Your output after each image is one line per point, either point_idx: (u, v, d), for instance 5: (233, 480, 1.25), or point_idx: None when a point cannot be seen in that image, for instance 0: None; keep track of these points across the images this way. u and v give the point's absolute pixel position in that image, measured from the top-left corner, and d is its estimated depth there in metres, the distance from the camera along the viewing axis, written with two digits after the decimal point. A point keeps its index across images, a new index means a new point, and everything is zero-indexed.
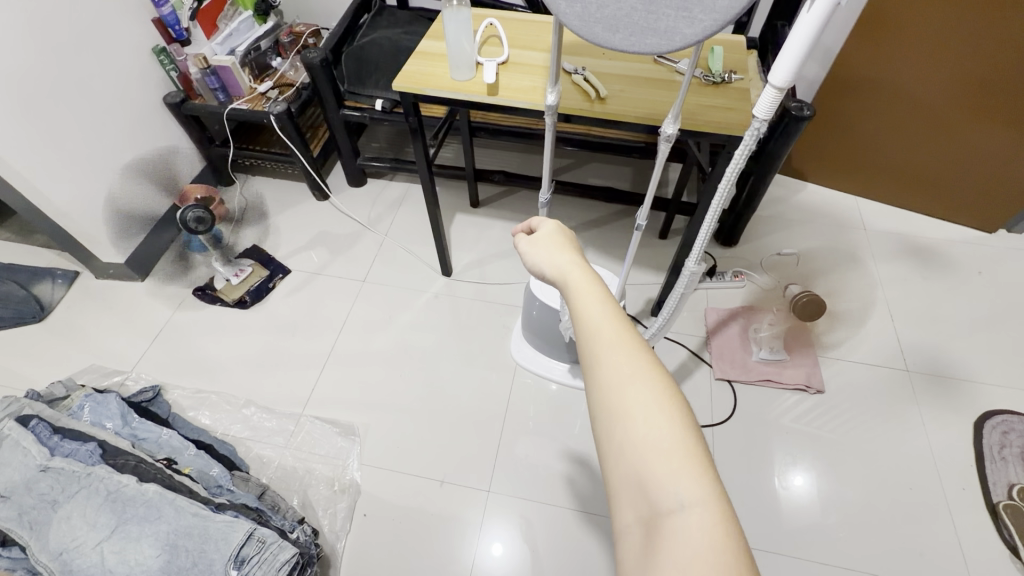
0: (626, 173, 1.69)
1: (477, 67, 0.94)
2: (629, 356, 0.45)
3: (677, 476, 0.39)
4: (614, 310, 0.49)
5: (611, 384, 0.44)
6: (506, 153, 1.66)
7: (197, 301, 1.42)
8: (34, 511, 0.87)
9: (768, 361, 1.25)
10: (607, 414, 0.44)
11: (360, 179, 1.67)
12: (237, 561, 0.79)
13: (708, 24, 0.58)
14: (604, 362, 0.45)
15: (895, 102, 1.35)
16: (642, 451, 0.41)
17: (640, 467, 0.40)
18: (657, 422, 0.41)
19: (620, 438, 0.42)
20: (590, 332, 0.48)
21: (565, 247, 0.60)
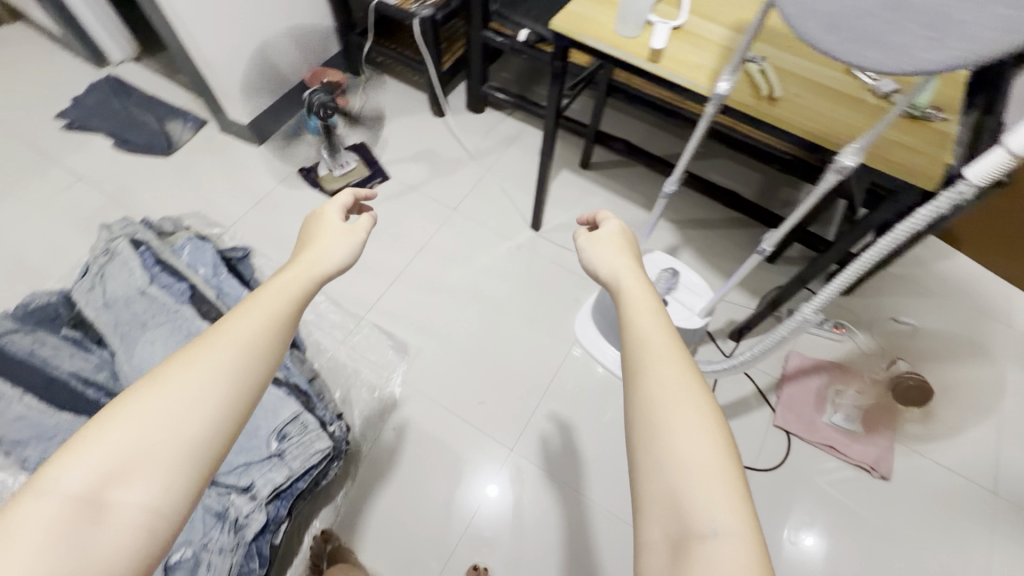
0: (753, 179, 1.54)
1: (646, 27, 0.85)
2: (677, 371, 0.44)
3: (714, 503, 0.38)
4: (665, 323, 0.48)
5: (654, 394, 0.43)
6: (633, 122, 1.55)
7: (299, 181, 1.48)
8: (131, 326, 1.01)
9: (840, 428, 1.15)
10: (645, 422, 0.43)
11: (479, 106, 1.63)
12: (279, 435, 0.84)
13: (956, 54, 0.47)
14: (652, 370, 0.44)
15: None
16: (679, 467, 0.40)
17: (675, 484, 0.39)
18: (701, 443, 0.41)
19: (660, 451, 0.41)
20: (641, 341, 0.47)
21: (629, 252, 0.59)
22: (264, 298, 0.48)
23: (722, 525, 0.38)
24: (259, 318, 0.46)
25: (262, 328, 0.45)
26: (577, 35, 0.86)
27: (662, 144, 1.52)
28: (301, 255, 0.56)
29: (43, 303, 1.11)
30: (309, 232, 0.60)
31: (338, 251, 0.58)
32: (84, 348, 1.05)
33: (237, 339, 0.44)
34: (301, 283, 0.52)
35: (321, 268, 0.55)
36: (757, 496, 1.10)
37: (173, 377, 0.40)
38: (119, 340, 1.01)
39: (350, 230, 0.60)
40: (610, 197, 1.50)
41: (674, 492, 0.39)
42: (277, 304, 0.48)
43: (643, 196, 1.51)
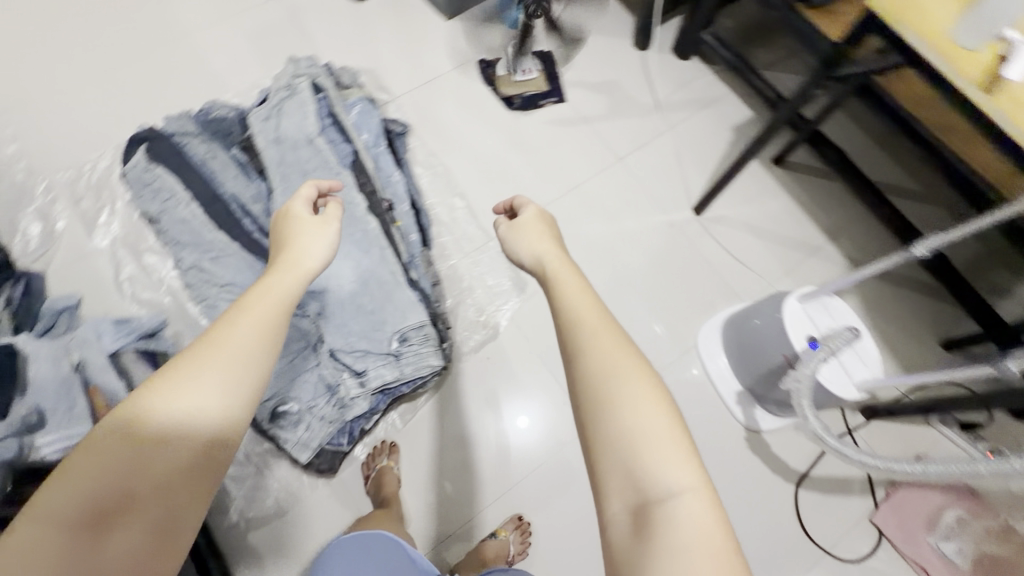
0: (969, 248, 1.29)
1: (994, 41, 0.66)
2: (616, 346, 0.52)
3: (667, 464, 0.45)
4: (595, 305, 0.56)
5: (596, 358, 0.51)
6: (855, 133, 1.32)
7: (475, 72, 1.40)
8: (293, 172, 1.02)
9: (943, 556, 1.01)
10: (591, 393, 0.49)
11: (687, 52, 1.43)
12: (400, 338, 0.85)
13: None
14: (589, 345, 0.51)
15: None
16: (630, 434, 0.46)
17: (624, 450, 0.46)
18: (641, 410, 0.47)
19: (610, 421, 0.47)
20: (572, 328, 0.54)
21: (543, 239, 0.70)
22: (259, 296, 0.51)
23: (676, 492, 0.44)
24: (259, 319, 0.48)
25: (264, 321, 0.48)
26: (896, 23, 0.68)
27: (880, 171, 1.28)
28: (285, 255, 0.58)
29: (221, 114, 1.13)
30: (287, 240, 0.62)
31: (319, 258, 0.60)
32: (246, 173, 1.04)
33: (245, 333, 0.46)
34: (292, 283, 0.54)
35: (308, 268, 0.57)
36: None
37: (186, 376, 0.42)
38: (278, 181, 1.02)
39: (325, 220, 0.63)
40: (791, 207, 1.31)
41: (628, 461, 0.45)
42: (268, 313, 0.49)
43: (829, 219, 1.31)
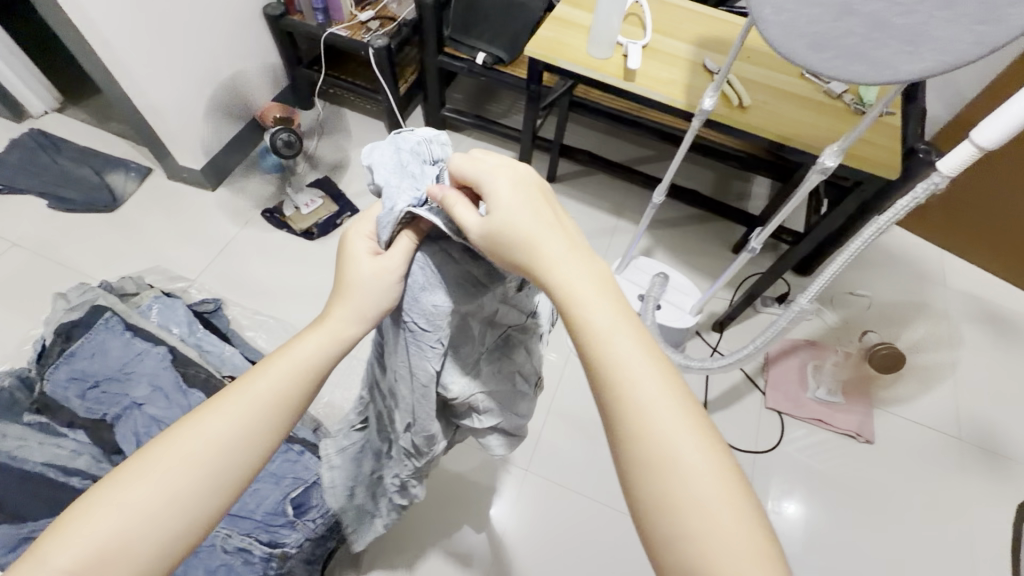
0: (706, 177, 1.61)
1: (616, 48, 0.90)
2: (648, 350, 0.41)
3: (692, 453, 0.37)
4: (617, 296, 0.43)
5: (626, 357, 0.40)
6: (590, 133, 1.63)
7: (264, 222, 1.43)
8: (435, 310, 0.50)
9: (824, 401, 1.24)
10: (617, 381, 0.39)
11: (439, 129, 1.64)
12: None
13: (931, 65, 0.52)
14: (619, 345, 0.40)
15: (1004, 163, 1.33)
16: (664, 438, 0.37)
17: (648, 456, 0.37)
18: (674, 414, 0.38)
19: (646, 420, 0.38)
20: (581, 315, 0.42)
21: (539, 207, 0.46)
22: (277, 354, 0.48)
23: (717, 535, 0.35)
24: (256, 395, 0.45)
25: (230, 420, 0.44)
26: (554, 58, 0.89)
27: (619, 150, 1.61)
28: (342, 279, 0.51)
29: None
30: (344, 251, 0.52)
31: (366, 277, 0.49)
32: (52, 432, 0.93)
33: (199, 440, 0.43)
34: (316, 346, 0.49)
35: (352, 312, 0.49)
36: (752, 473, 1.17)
37: (159, 449, 0.42)
38: (436, 332, 0.51)
39: (381, 269, 0.49)
40: (580, 207, 1.54)
41: (663, 479, 0.36)
42: (273, 390, 0.46)
43: (613, 200, 1.56)
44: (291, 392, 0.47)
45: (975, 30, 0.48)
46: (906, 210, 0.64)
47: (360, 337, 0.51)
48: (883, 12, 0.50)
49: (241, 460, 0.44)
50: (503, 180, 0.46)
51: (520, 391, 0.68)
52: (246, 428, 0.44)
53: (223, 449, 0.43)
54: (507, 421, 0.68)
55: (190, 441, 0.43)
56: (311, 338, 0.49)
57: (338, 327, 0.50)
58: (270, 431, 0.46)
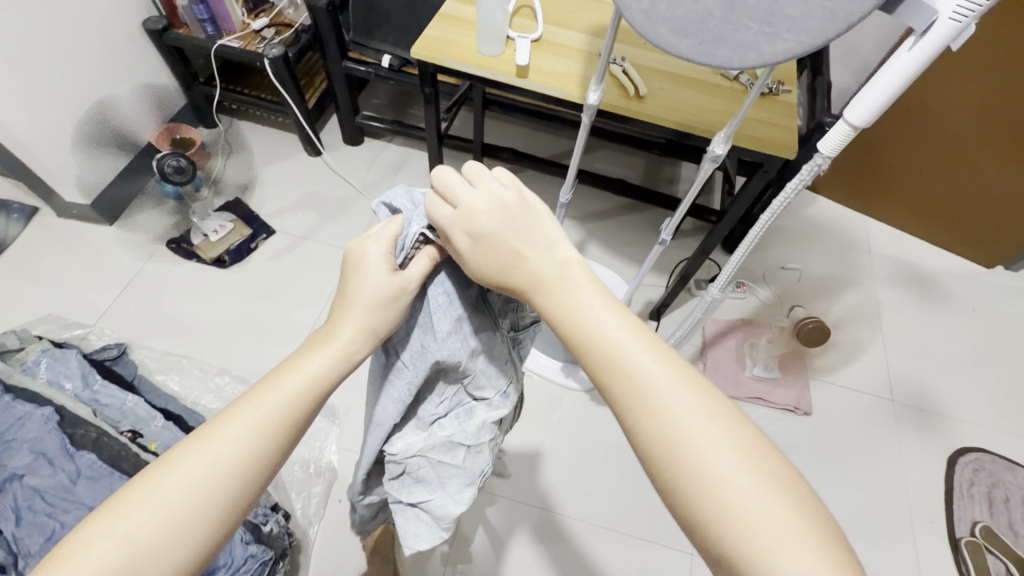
0: (634, 164, 1.60)
1: (507, 42, 0.86)
2: (649, 340, 0.42)
3: (713, 432, 0.38)
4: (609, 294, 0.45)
5: (629, 348, 0.41)
6: (514, 130, 1.60)
7: (169, 253, 1.33)
8: (420, 351, 0.57)
9: (761, 378, 1.25)
10: (625, 376, 0.40)
11: (357, 138, 1.57)
12: None
13: (792, 45, 0.50)
14: (618, 338, 0.41)
15: (911, 128, 1.38)
16: (682, 421, 0.38)
17: (670, 440, 0.38)
18: (688, 397, 0.39)
19: (661, 407, 0.39)
20: (578, 323, 0.43)
21: (525, 219, 0.47)
22: (291, 368, 0.48)
23: (752, 505, 0.35)
24: (267, 413, 0.45)
25: (234, 435, 0.43)
26: (441, 59, 0.85)
27: (545, 145, 1.59)
28: (349, 293, 0.51)
29: None
30: (352, 261, 0.53)
31: (377, 295, 0.51)
32: None
33: (202, 457, 0.42)
34: (324, 364, 0.49)
35: (359, 327, 0.50)
36: None
37: (168, 467, 0.42)
38: (409, 373, 0.58)
39: (400, 286, 0.51)
40: None
41: (687, 461, 0.37)
42: (284, 407, 0.45)
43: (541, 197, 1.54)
44: (300, 412, 0.46)
45: (825, 6, 0.46)
46: (794, 194, 0.63)
47: (366, 352, 0.51)
48: None
49: (253, 479, 0.44)
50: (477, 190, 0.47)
51: (457, 488, 0.66)
52: (257, 445, 0.44)
53: (234, 470, 0.43)
54: (435, 502, 0.66)
55: (197, 459, 0.42)
56: (318, 355, 0.49)
57: (346, 345, 0.50)
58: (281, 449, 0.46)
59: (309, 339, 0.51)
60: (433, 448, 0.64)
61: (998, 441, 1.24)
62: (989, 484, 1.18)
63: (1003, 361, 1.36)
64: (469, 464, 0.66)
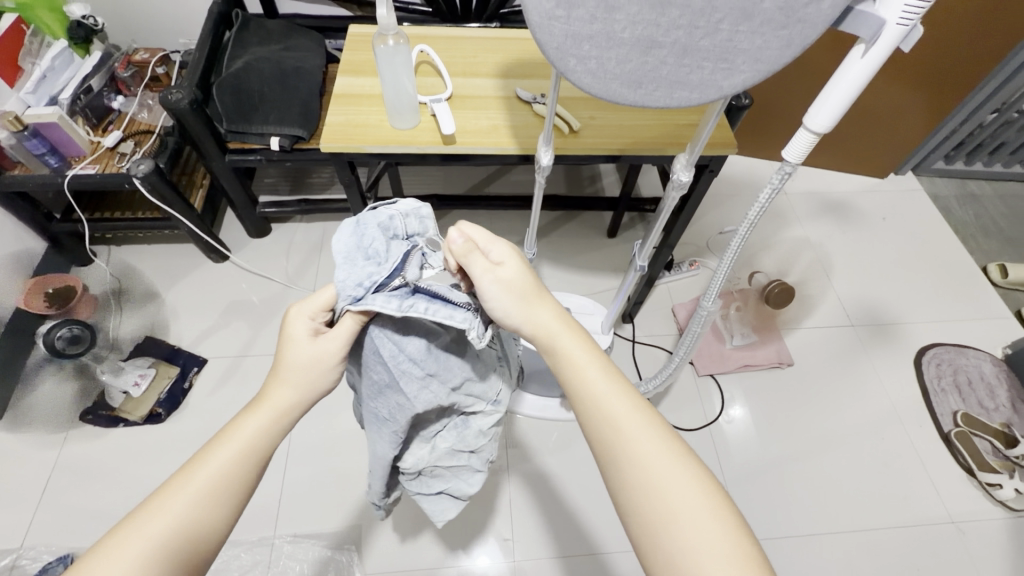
0: (555, 172, 1.59)
1: (421, 109, 0.79)
2: (624, 391, 0.48)
3: (686, 489, 0.43)
4: (593, 351, 0.51)
5: (608, 404, 0.47)
6: (429, 173, 1.54)
7: (88, 428, 1.13)
8: (399, 406, 0.57)
9: (740, 346, 1.30)
10: (600, 421, 0.47)
11: (263, 228, 1.43)
12: None
13: (749, 75, 0.49)
14: (602, 394, 0.48)
15: (803, 70, 1.41)
16: (652, 468, 0.44)
17: (642, 485, 0.44)
18: (658, 449, 0.45)
19: (632, 453, 0.45)
20: (575, 379, 0.49)
21: (537, 293, 0.53)
22: (226, 433, 0.50)
23: (703, 545, 0.41)
24: (203, 479, 0.47)
25: (172, 506, 0.45)
26: (356, 146, 0.76)
27: (464, 179, 1.54)
28: (278, 358, 0.53)
29: None
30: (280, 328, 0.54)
31: (304, 360, 0.52)
32: None
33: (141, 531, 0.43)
34: (260, 427, 0.51)
35: (292, 393, 0.52)
36: (707, 448, 1.18)
37: (122, 531, 0.43)
38: (393, 421, 0.59)
39: (322, 352, 0.52)
40: None
41: (651, 497, 0.43)
42: (221, 473, 0.47)
43: None
44: (239, 476, 0.48)
45: (780, 35, 0.45)
46: (769, 201, 0.62)
47: (300, 411, 0.54)
48: (686, 38, 0.46)
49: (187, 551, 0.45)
50: (508, 255, 0.52)
51: (467, 476, 0.75)
52: (197, 512, 0.46)
53: (192, 525, 0.45)
54: (452, 487, 0.75)
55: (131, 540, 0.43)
56: (254, 417, 0.51)
57: (281, 408, 0.52)
58: (234, 501, 0.48)
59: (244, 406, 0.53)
60: (443, 455, 0.69)
61: (945, 332, 1.37)
62: (952, 372, 1.30)
63: (922, 258, 1.50)
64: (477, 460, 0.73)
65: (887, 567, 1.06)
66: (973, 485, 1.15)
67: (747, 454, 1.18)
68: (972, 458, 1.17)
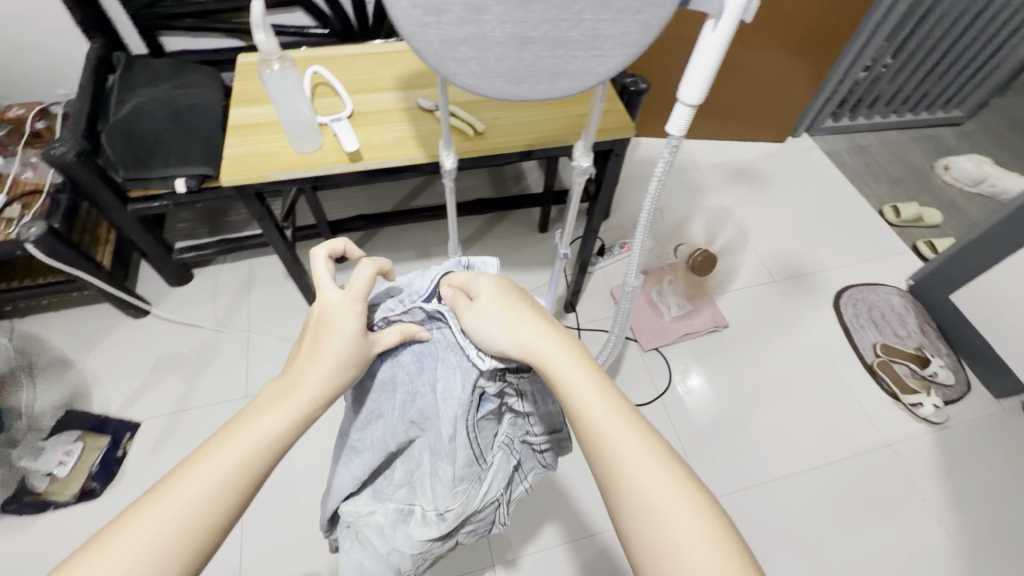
0: (480, 177, 1.61)
1: (323, 130, 0.78)
2: (623, 409, 0.44)
3: (693, 524, 0.38)
4: (587, 365, 0.47)
5: (603, 422, 0.43)
6: (353, 195, 1.51)
7: (13, 519, 1.03)
8: (392, 394, 0.60)
9: (678, 317, 1.36)
10: (590, 436, 0.43)
11: (184, 276, 1.36)
12: None
13: (620, 59, 0.51)
14: (596, 413, 0.43)
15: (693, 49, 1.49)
16: (652, 495, 0.39)
17: (640, 513, 0.39)
18: (659, 474, 0.40)
19: (623, 470, 0.41)
20: (567, 394, 0.45)
21: (527, 310, 0.52)
22: (242, 423, 0.46)
23: None
24: (213, 475, 0.42)
25: (177, 500, 0.40)
26: (259, 176, 0.74)
27: (389, 196, 1.52)
28: (316, 345, 0.51)
29: None
30: (319, 317, 0.53)
31: (337, 352, 0.51)
32: None
33: (142, 523, 0.39)
34: (279, 422, 0.46)
35: (318, 381, 0.49)
36: (662, 418, 1.23)
37: (121, 526, 0.39)
38: (365, 451, 0.64)
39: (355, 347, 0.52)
40: None
41: (650, 529, 0.38)
42: (235, 469, 0.43)
43: (412, 246, 1.48)
44: (251, 473, 0.44)
45: (639, 19, 0.48)
46: (665, 174, 0.65)
47: (321, 408, 0.50)
48: (555, 31, 0.48)
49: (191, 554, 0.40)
50: (490, 289, 0.54)
51: (377, 568, 0.68)
52: (201, 511, 0.41)
53: (195, 521, 0.40)
54: (371, 557, 0.68)
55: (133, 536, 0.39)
56: (275, 414, 0.46)
57: (306, 402, 0.48)
58: (244, 501, 0.43)
59: (262, 396, 0.49)
60: (371, 526, 0.67)
61: (855, 273, 1.50)
62: (867, 309, 1.42)
63: (826, 209, 1.63)
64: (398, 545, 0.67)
65: (838, 496, 1.14)
66: (898, 408, 1.26)
67: (699, 417, 1.24)
68: (895, 383, 1.27)
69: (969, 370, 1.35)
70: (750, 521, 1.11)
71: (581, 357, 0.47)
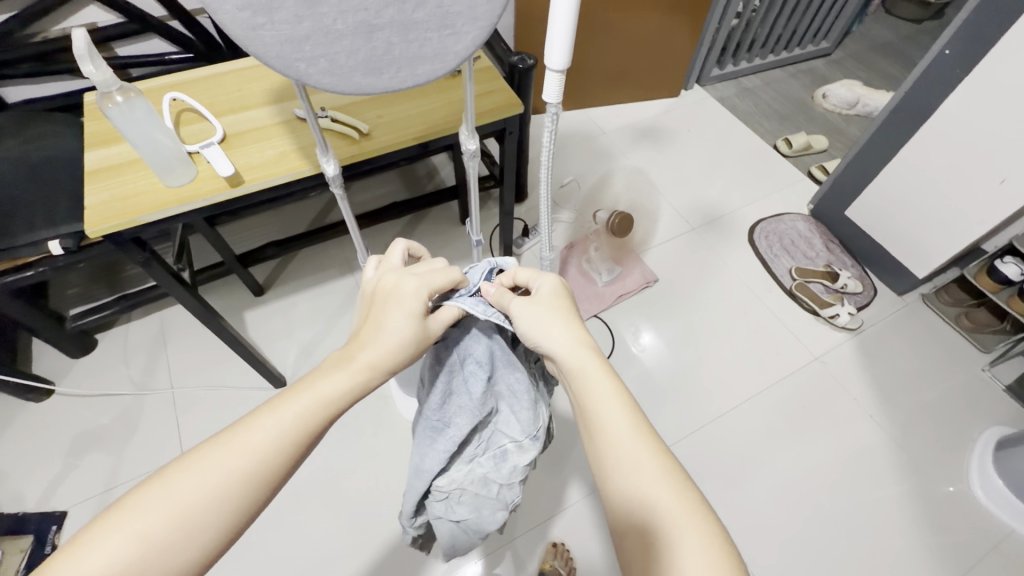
0: (391, 180, 1.57)
1: (195, 159, 0.73)
2: (642, 430, 0.50)
3: (691, 537, 0.43)
4: (617, 388, 0.53)
5: (619, 441, 0.49)
6: (260, 222, 1.43)
7: None
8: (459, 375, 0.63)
9: (611, 281, 1.40)
10: (609, 448, 0.50)
11: (87, 344, 1.24)
12: None
13: (475, 34, 0.51)
14: (617, 431, 0.50)
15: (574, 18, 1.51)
16: (659, 510, 0.45)
17: (646, 522, 0.45)
18: (667, 492, 0.46)
19: (635, 485, 0.47)
20: (593, 409, 0.52)
21: (567, 318, 0.58)
22: (315, 380, 0.51)
23: None
24: (285, 424, 0.48)
25: (253, 440, 0.46)
26: (130, 220, 0.68)
27: (300, 216, 1.46)
28: (377, 318, 0.55)
29: None
30: (381, 293, 0.57)
31: (398, 326, 0.54)
32: None
33: (227, 454, 0.45)
34: (344, 384, 0.51)
35: (377, 354, 0.53)
36: None
37: (209, 452, 0.46)
38: (451, 427, 0.65)
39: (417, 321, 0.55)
40: (311, 293, 1.37)
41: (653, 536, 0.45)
42: (301, 421, 0.49)
43: (333, 264, 1.42)
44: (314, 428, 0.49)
45: None
46: (553, 145, 0.65)
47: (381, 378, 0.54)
48: (399, 15, 0.46)
49: (257, 491, 0.46)
50: (546, 294, 0.59)
51: (489, 513, 0.71)
52: (271, 456, 0.47)
53: (264, 464, 0.46)
54: (475, 517, 0.71)
55: (221, 461, 0.45)
56: (340, 375, 0.52)
57: (366, 369, 0.53)
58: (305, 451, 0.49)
59: (332, 359, 0.54)
60: (475, 482, 0.69)
61: (762, 207, 1.59)
62: (778, 238, 1.51)
63: (727, 152, 1.72)
64: (501, 496, 0.70)
65: (783, 413, 1.22)
66: (820, 322, 1.36)
67: (646, 372, 1.28)
68: (813, 301, 1.37)
69: (873, 276, 1.47)
70: (710, 458, 1.16)
71: (610, 378, 0.53)
